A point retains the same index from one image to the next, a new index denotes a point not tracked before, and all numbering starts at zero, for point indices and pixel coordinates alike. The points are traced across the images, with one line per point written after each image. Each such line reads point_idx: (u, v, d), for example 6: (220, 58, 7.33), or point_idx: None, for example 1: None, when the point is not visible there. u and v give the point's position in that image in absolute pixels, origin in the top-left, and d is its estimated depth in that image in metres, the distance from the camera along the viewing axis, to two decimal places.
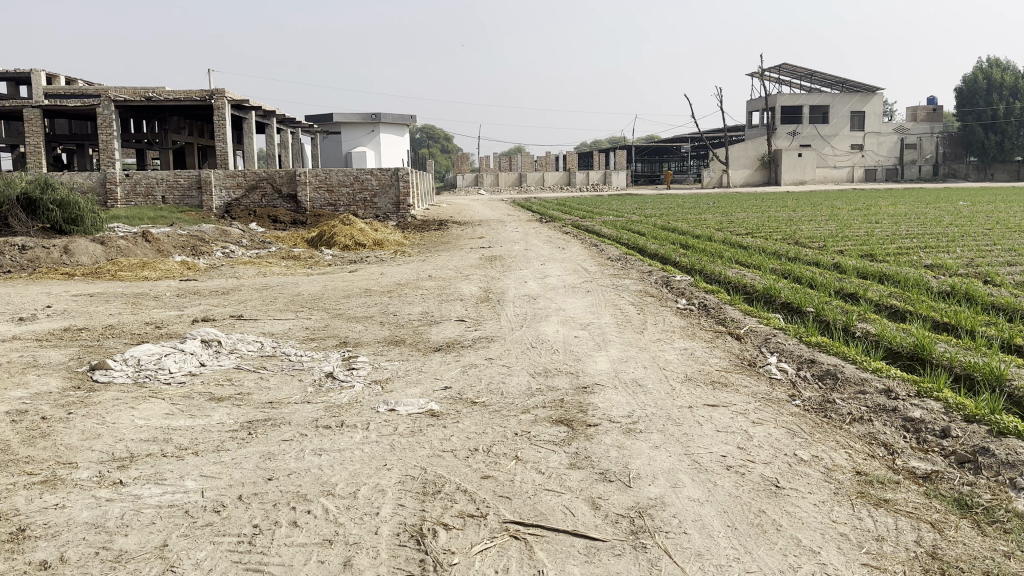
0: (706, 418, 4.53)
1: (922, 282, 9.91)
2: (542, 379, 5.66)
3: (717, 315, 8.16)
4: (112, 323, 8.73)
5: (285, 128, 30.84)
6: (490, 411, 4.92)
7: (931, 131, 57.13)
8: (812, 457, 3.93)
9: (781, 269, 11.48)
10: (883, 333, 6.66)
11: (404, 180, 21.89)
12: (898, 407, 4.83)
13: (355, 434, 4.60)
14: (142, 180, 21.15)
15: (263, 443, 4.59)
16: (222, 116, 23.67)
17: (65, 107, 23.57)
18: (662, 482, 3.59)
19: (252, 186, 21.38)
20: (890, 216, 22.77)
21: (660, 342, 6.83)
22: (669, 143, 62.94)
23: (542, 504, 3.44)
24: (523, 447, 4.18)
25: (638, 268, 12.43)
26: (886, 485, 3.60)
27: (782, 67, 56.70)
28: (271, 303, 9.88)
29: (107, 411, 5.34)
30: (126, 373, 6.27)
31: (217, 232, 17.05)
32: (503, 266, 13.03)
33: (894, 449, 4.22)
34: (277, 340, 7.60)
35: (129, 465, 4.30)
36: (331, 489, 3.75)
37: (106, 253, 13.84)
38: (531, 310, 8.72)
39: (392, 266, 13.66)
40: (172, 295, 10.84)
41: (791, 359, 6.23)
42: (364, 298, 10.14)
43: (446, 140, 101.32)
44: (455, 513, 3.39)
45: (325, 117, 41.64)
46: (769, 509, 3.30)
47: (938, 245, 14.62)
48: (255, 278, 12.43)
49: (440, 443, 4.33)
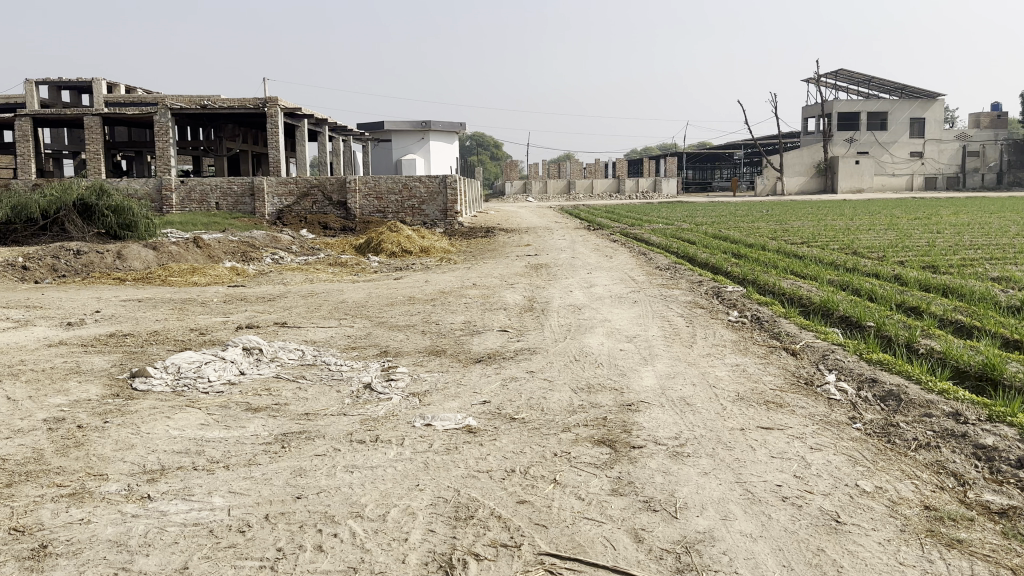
0: (759, 443, 4.25)
1: (989, 296, 9.39)
2: (585, 395, 5.42)
3: (770, 329, 7.83)
4: (157, 329, 8.76)
5: (337, 136, 31.14)
6: (530, 428, 4.71)
7: (996, 138, 55.07)
8: (875, 488, 3.61)
9: (839, 280, 11.04)
10: (949, 351, 6.26)
11: (452, 187, 21.86)
12: (968, 433, 4.47)
13: (388, 450, 4.44)
14: (196, 186, 21.48)
15: (296, 458, 4.44)
16: (275, 124, 23.93)
17: (123, 115, 24.11)
18: (711, 514, 3.33)
19: (302, 193, 21.57)
20: (953, 225, 21.93)
21: (710, 357, 6.54)
22: (721, 151, 62.08)
23: (581, 535, 3.22)
24: (563, 470, 3.95)
25: (688, 278, 12.09)
26: (960, 523, 3.26)
27: (839, 73, 55.49)
28: (315, 311, 9.83)
29: (143, 420, 5.28)
30: (165, 381, 6.23)
31: (268, 238, 17.18)
32: (549, 275, 12.83)
33: (966, 480, 3.88)
34: (318, 348, 7.51)
35: (159, 479, 4.21)
36: (359, 510, 3.57)
37: (158, 259, 14.02)
38: (576, 321, 8.49)
39: (438, 274, 13.56)
40: (219, 301, 10.88)
41: (851, 378, 5.89)
42: (408, 306, 10.03)
43: (495, 146, 101.66)
44: (487, 542, 3.19)
45: (376, 125, 42.00)
46: (829, 547, 3.02)
47: (1005, 256, 13.95)
48: (302, 285, 12.43)
49: (475, 462, 4.14)
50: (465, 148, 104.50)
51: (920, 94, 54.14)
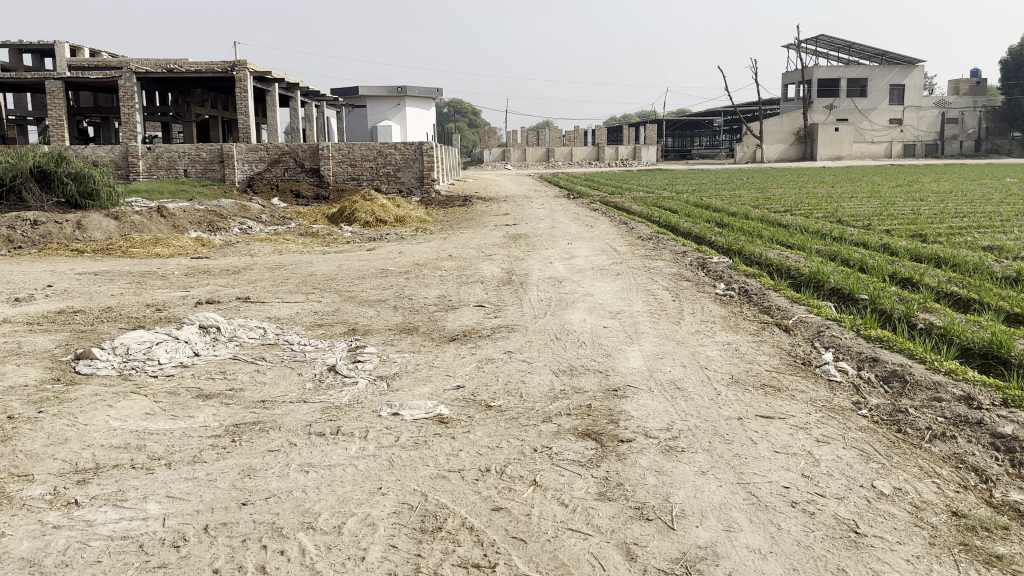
0: (760, 435, 3.85)
1: (983, 266, 9.03)
2: (568, 378, 4.99)
3: (761, 303, 7.44)
4: (111, 305, 8.20)
5: (310, 102, 30.19)
6: (507, 417, 4.28)
7: (975, 106, 54.83)
8: (894, 490, 3.22)
9: (828, 250, 10.67)
10: (951, 327, 5.89)
11: (428, 154, 21.14)
12: (983, 420, 4.09)
13: (350, 445, 3.98)
14: (164, 153, 20.77)
15: (246, 454, 3.99)
16: (244, 88, 23.02)
17: (86, 78, 23.13)
18: (713, 524, 2.93)
19: (274, 159, 20.87)
20: (934, 193, 21.68)
21: (699, 335, 6.13)
22: (701, 118, 61.56)
23: (565, 551, 2.81)
24: (543, 469, 3.53)
25: (671, 248, 11.65)
26: (995, 533, 2.84)
27: (820, 38, 54.91)
28: (281, 284, 9.31)
29: (81, 409, 4.79)
30: (111, 364, 5.73)
31: (236, 207, 16.52)
32: (528, 245, 12.38)
33: (988, 476, 3.49)
34: (282, 326, 6.99)
35: (90, 480, 3.74)
36: (312, 521, 3.13)
37: (120, 229, 13.37)
38: (557, 295, 8.06)
39: (413, 244, 13.06)
40: (180, 274, 10.31)
41: (850, 357, 5.50)
42: (379, 280, 9.52)
43: (474, 114, 100.55)
44: (456, 563, 2.76)
45: (351, 91, 40.90)
46: (851, 566, 2.63)
47: (992, 224, 13.68)
48: (269, 256, 11.85)
49: (446, 460, 3.70)
50: (442, 114, 102.61)
51: (900, 60, 53.76)
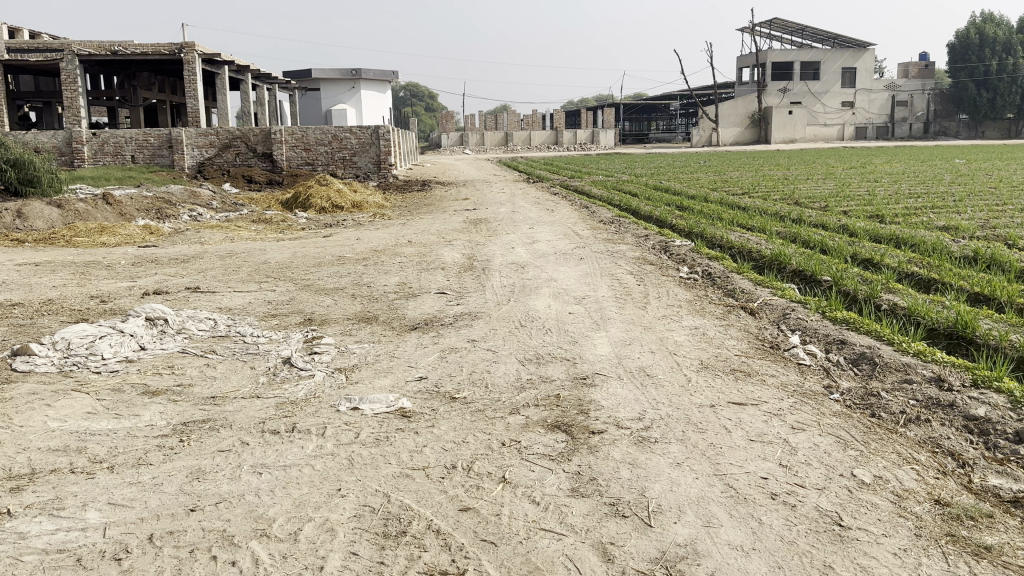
0: (734, 423, 3.74)
1: (943, 246, 9.08)
2: (534, 367, 4.83)
3: (725, 285, 7.35)
4: (52, 297, 7.81)
5: (261, 85, 29.40)
6: (473, 410, 4.11)
7: (923, 89, 55.78)
8: (874, 478, 3.11)
9: (788, 232, 10.66)
10: (916, 307, 5.86)
11: (385, 138, 20.72)
12: (956, 402, 4.03)
13: (306, 443, 3.76)
14: (110, 138, 20.07)
15: (194, 455, 3.75)
16: (193, 71, 22.26)
17: (26, 61, 22.17)
18: (692, 520, 2.80)
19: (225, 144, 20.29)
20: (888, 174, 21.97)
21: (666, 320, 6.02)
22: (658, 102, 61.72)
23: (538, 553, 2.65)
24: (512, 465, 3.35)
25: (633, 232, 11.54)
26: (981, 524, 2.74)
27: (773, 22, 55.26)
28: (233, 273, 8.97)
29: (16, 410, 4.49)
30: (51, 360, 5.40)
31: (186, 194, 15.98)
32: (488, 230, 12.18)
33: (966, 460, 3.42)
34: (233, 317, 6.69)
35: (25, 488, 3.47)
36: (266, 528, 2.92)
37: (63, 218, 12.83)
38: (520, 281, 7.88)
39: (371, 230, 12.75)
40: (127, 263, 9.89)
41: (817, 339, 5.43)
42: (336, 267, 9.24)
43: (431, 98, 99.73)
44: (422, 570, 2.58)
45: (304, 74, 40.00)
46: (838, 562, 2.51)
47: (946, 204, 13.84)
48: (221, 244, 11.46)
49: (409, 457, 3.51)
50: (399, 97, 101.36)
51: (851, 44, 54.38)
